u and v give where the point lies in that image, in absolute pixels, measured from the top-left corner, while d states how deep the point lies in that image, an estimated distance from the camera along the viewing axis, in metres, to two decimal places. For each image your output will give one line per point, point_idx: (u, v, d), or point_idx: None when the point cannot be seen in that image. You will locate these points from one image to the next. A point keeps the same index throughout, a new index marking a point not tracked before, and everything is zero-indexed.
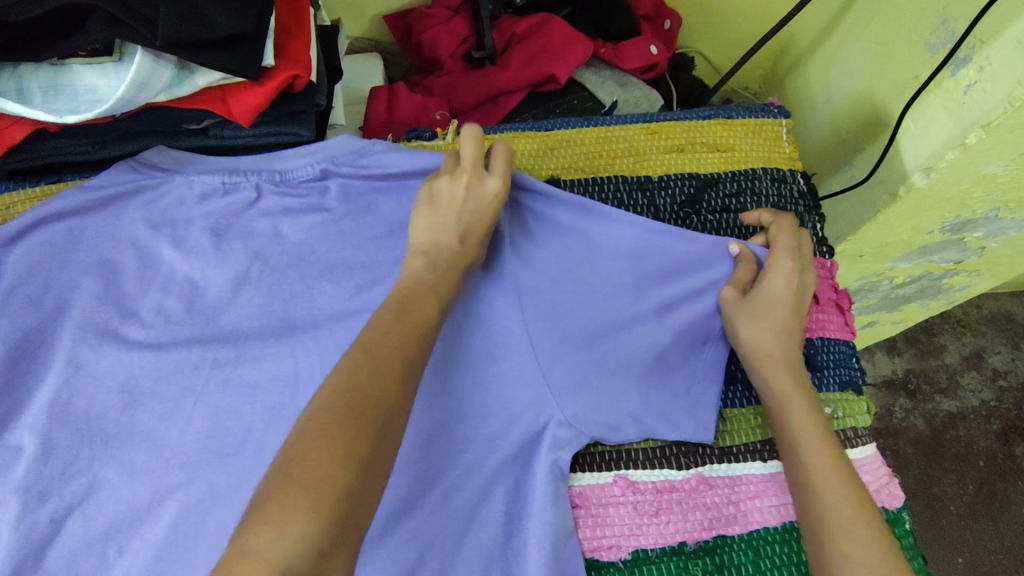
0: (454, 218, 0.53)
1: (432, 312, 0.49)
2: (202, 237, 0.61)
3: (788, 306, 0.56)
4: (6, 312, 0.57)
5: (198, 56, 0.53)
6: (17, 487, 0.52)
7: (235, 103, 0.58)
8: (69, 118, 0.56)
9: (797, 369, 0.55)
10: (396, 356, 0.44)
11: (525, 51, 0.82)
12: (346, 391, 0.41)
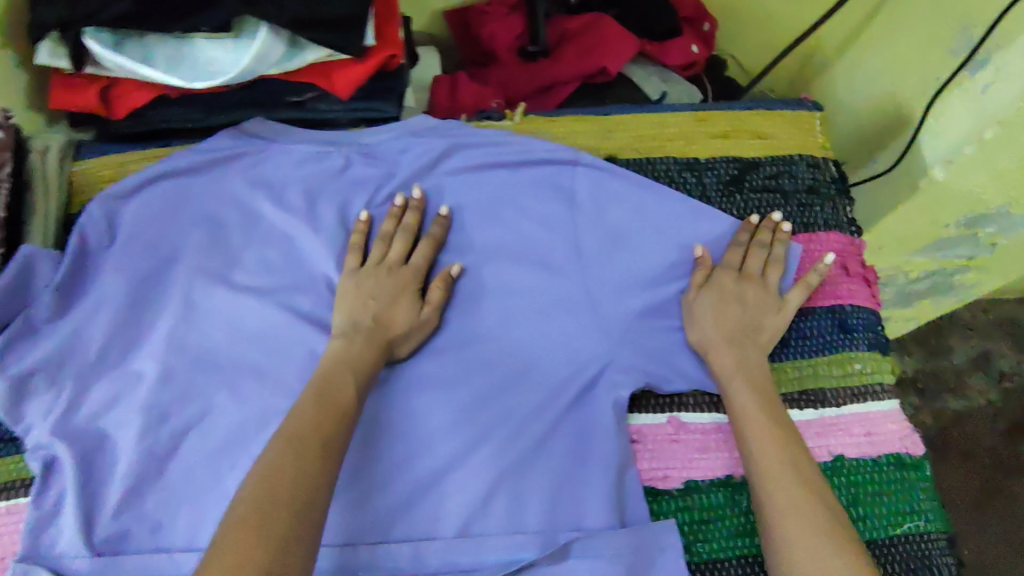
0: (370, 305, 0.62)
1: (351, 393, 0.56)
2: (298, 197, 0.68)
3: (732, 300, 0.64)
4: (126, 254, 0.64)
5: (316, 33, 0.61)
6: (140, 407, 0.59)
7: (338, 78, 0.66)
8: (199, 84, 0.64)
9: (756, 358, 0.62)
10: (317, 436, 0.51)
11: (578, 46, 0.89)
12: (269, 478, 0.48)
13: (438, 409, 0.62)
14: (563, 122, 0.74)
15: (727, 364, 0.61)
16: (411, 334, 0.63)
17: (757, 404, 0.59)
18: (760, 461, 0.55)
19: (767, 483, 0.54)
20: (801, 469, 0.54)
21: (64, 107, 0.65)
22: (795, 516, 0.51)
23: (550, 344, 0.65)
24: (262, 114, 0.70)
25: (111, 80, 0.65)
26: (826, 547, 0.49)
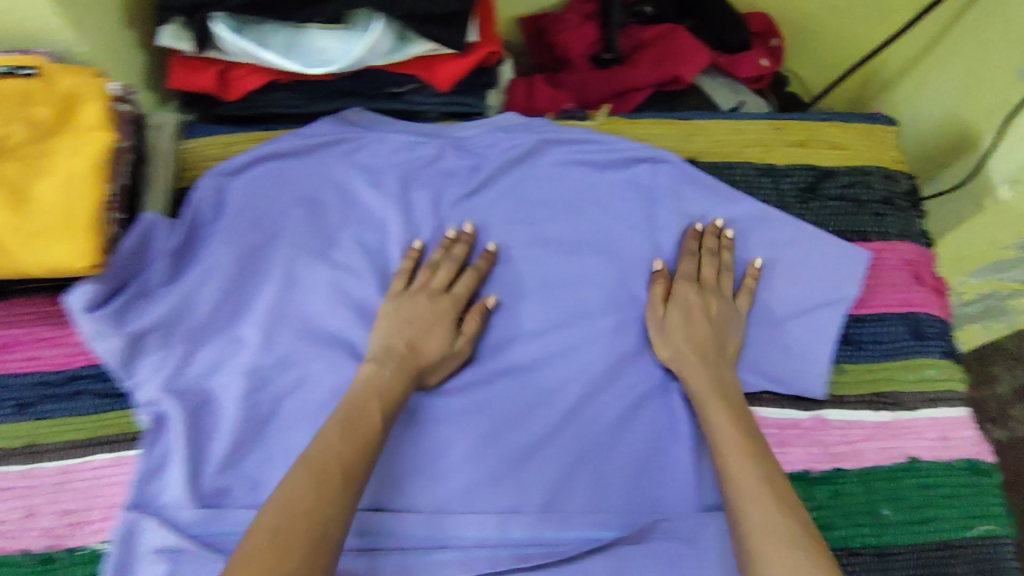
0: (404, 331, 0.62)
1: (375, 424, 0.56)
2: (392, 183, 0.71)
3: (698, 316, 0.65)
4: (232, 229, 0.67)
5: (426, 27, 0.65)
6: (244, 371, 0.62)
7: (439, 71, 0.70)
8: (315, 71, 0.67)
9: (725, 375, 0.63)
10: (340, 470, 0.51)
11: (654, 54, 0.93)
12: (285, 512, 0.48)
13: (522, 391, 0.65)
14: (645, 125, 0.76)
15: (701, 383, 0.62)
16: (443, 363, 0.63)
17: (733, 426, 0.58)
18: (735, 479, 0.54)
19: (740, 503, 0.53)
20: (775, 487, 0.53)
21: (182, 87, 0.70)
22: (771, 533, 0.50)
23: (629, 339, 0.67)
24: (362, 104, 0.75)
25: (226, 64, 0.69)
26: (803, 562, 0.48)
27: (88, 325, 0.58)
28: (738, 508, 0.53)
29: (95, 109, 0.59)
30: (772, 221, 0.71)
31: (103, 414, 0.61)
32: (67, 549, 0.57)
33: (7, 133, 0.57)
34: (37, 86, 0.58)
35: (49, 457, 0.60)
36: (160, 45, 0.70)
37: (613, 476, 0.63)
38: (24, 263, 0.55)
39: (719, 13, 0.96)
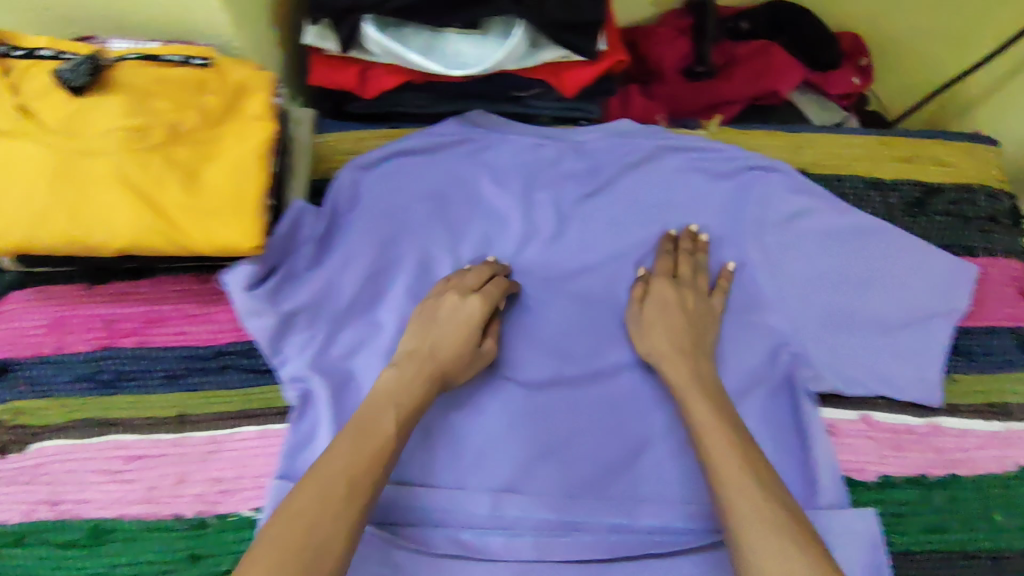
0: (434, 333, 0.63)
1: (387, 427, 0.55)
2: (518, 184, 0.75)
3: (675, 307, 0.66)
4: (368, 220, 0.71)
5: (563, 34, 0.69)
6: (383, 353, 0.66)
7: (567, 78, 0.73)
8: (455, 72, 0.71)
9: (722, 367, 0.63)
10: (346, 478, 0.50)
11: (749, 68, 0.94)
12: (288, 524, 0.47)
13: (645, 389, 0.68)
14: (757, 136, 0.79)
15: (682, 374, 0.62)
16: (467, 366, 0.63)
17: (716, 420, 0.58)
18: (719, 471, 0.54)
19: (724, 495, 0.53)
20: (756, 475, 0.53)
21: (321, 83, 0.74)
22: (756, 522, 0.50)
23: (746, 342, 0.68)
24: (484, 106, 0.78)
25: (365, 64, 0.73)
26: (788, 548, 0.48)
27: (243, 300, 0.62)
28: (725, 500, 0.52)
29: (262, 99, 0.63)
30: (884, 231, 0.73)
31: (250, 389, 0.65)
32: (217, 516, 0.61)
33: (182, 120, 0.61)
34: (211, 78, 0.62)
35: (198, 428, 0.63)
36: (301, 42, 0.74)
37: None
38: (199, 242, 0.60)
39: (812, 32, 0.97)
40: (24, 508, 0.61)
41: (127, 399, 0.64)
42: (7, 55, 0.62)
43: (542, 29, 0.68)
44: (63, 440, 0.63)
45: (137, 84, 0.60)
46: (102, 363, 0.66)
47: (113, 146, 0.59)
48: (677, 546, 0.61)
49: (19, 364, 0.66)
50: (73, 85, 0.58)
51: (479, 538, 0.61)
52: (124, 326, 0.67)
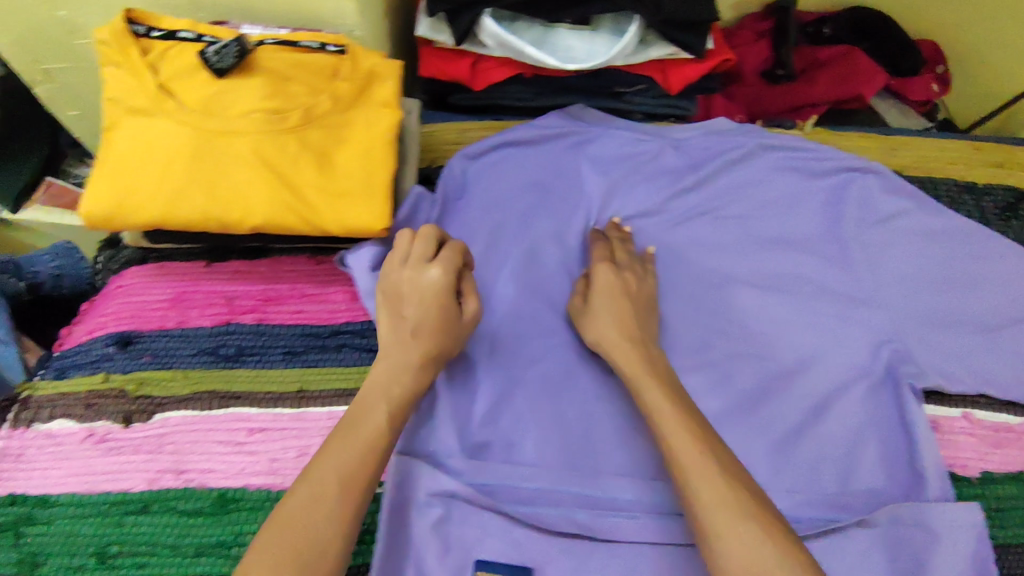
0: (410, 315, 0.59)
1: (378, 423, 0.53)
2: (620, 178, 0.76)
3: (620, 293, 0.65)
4: (480, 208, 0.74)
5: (676, 32, 0.70)
6: (498, 334, 0.69)
7: (672, 75, 0.76)
8: (569, 66, 0.73)
9: (621, 344, 0.62)
10: (338, 479, 0.49)
11: (832, 73, 0.97)
12: (286, 529, 0.46)
13: (743, 383, 0.69)
14: (852, 137, 0.82)
15: (630, 362, 0.60)
16: (455, 333, 0.60)
17: (671, 407, 0.56)
18: (679, 461, 0.52)
19: (687, 484, 0.51)
20: (711, 457, 0.51)
21: (431, 73, 0.76)
22: (718, 508, 0.48)
23: (843, 337, 0.71)
24: (584, 100, 0.80)
25: (477, 57, 0.75)
26: (754, 531, 0.47)
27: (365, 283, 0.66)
28: (686, 488, 0.51)
29: (391, 86, 0.65)
30: (979, 233, 0.75)
31: (365, 366, 0.68)
32: None
33: (316, 104, 0.62)
34: (344, 63, 0.63)
35: (317, 403, 0.65)
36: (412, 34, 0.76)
37: (834, 458, 0.66)
38: (331, 224, 0.62)
39: (894, 39, 1.00)
40: (150, 476, 0.62)
41: (247, 373, 0.67)
42: (145, 34, 0.63)
43: (656, 25, 0.70)
44: (186, 412, 0.65)
45: (277, 68, 0.62)
46: (222, 338, 0.68)
47: (253, 127, 0.60)
48: None
49: (142, 337, 0.68)
50: (216, 67, 0.60)
51: (589, 518, 0.61)
52: (243, 304, 0.70)
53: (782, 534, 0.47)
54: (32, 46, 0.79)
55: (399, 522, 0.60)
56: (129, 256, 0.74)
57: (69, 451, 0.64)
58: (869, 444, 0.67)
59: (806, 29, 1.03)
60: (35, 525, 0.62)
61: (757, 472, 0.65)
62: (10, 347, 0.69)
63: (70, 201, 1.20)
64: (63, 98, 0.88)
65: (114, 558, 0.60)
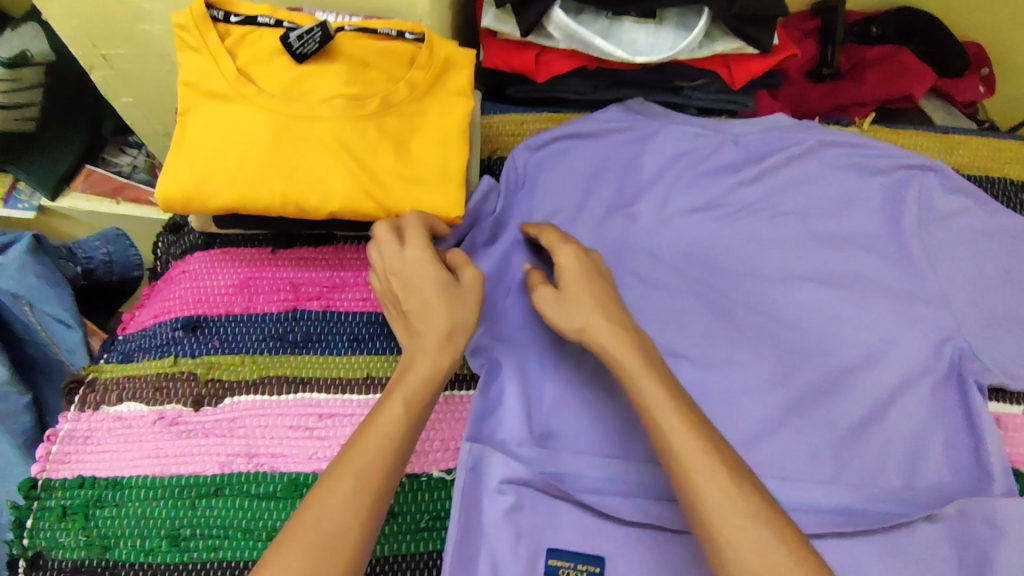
0: (411, 296, 0.57)
1: (395, 417, 0.51)
2: (683, 172, 0.76)
3: (588, 275, 0.62)
4: (543, 202, 0.74)
5: (746, 27, 0.71)
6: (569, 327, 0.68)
7: (737, 70, 0.76)
8: (638, 58, 0.73)
9: (598, 330, 0.58)
10: (355, 475, 0.47)
11: (880, 72, 0.96)
12: (306, 530, 0.45)
13: (805, 377, 0.68)
14: (910, 135, 0.83)
15: (617, 354, 0.57)
16: (460, 306, 0.57)
17: (671, 404, 0.53)
18: (685, 463, 0.49)
19: (692, 491, 0.48)
20: (718, 459, 0.49)
21: (495, 66, 0.77)
22: (730, 518, 0.46)
23: (910, 333, 0.70)
24: (643, 94, 0.81)
25: (542, 49, 0.76)
26: (768, 539, 0.45)
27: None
28: (694, 495, 0.48)
29: (465, 76, 0.65)
30: None
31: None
32: (410, 474, 0.63)
33: (393, 91, 0.63)
34: (423, 52, 0.64)
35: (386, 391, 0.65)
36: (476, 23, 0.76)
37: (899, 452, 0.66)
38: (405, 210, 0.62)
39: (939, 40, 1.00)
40: (221, 460, 0.62)
41: (315, 359, 0.67)
42: (225, 19, 0.63)
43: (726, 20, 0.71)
44: (256, 397, 0.65)
45: (357, 56, 0.63)
46: (290, 323, 0.69)
47: (333, 113, 0.61)
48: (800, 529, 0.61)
49: (210, 321, 0.69)
50: (298, 52, 0.61)
51: (662, 511, 0.60)
52: (309, 290, 0.70)
53: (795, 540, 0.46)
54: (95, 31, 0.79)
55: (470, 511, 0.60)
56: (194, 242, 0.74)
57: (139, 434, 0.64)
58: (934, 433, 0.67)
59: (852, 28, 1.03)
60: (106, 507, 0.62)
61: (824, 466, 0.64)
62: (76, 330, 0.75)
63: (109, 188, 1.20)
64: (118, 84, 0.88)
65: (187, 541, 0.60)
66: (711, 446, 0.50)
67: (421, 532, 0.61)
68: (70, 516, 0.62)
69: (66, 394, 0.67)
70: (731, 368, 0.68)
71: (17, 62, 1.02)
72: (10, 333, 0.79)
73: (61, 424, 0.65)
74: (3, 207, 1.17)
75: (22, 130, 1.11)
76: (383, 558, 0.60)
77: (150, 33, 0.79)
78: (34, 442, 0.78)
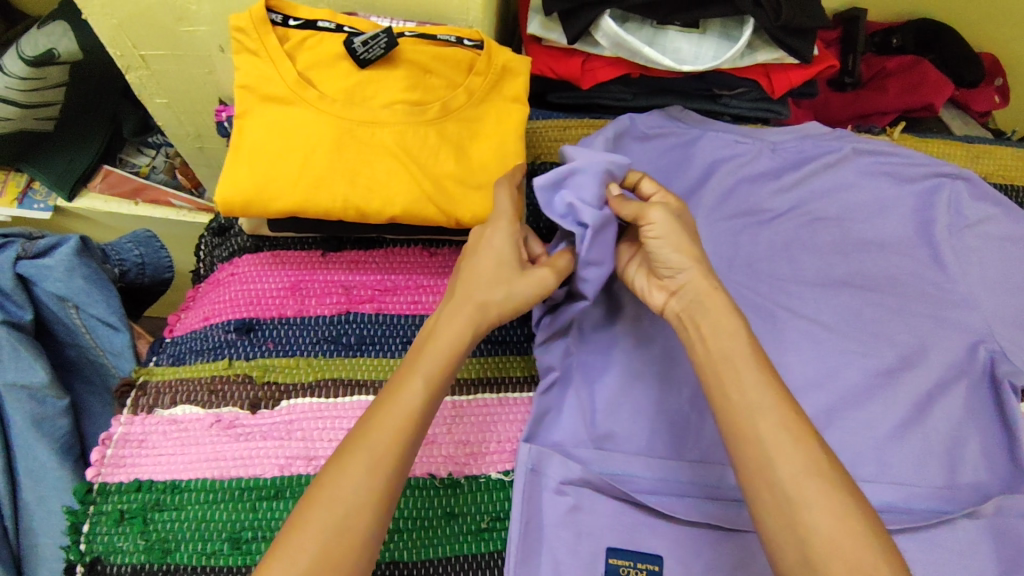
0: (482, 262, 0.58)
1: (415, 395, 0.53)
2: (723, 179, 0.78)
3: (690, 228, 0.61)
4: None
5: (789, 38, 0.73)
6: (623, 331, 0.69)
7: (777, 79, 0.80)
8: (685, 67, 0.75)
9: (697, 276, 0.57)
10: (371, 454, 0.50)
11: (902, 82, 0.98)
12: (326, 503, 0.47)
13: (851, 379, 0.69)
14: (938, 144, 0.86)
15: (711, 305, 0.56)
16: (514, 292, 0.57)
17: (750, 356, 0.54)
18: (761, 420, 0.50)
19: (770, 452, 0.49)
20: (793, 427, 0.50)
21: (541, 71, 0.80)
22: (802, 484, 0.47)
23: (948, 335, 0.72)
24: (683, 102, 0.82)
25: (587, 56, 0.79)
26: (845, 505, 0.47)
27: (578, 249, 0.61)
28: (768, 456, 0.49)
29: (522, 82, 0.66)
30: None
31: (485, 356, 0.71)
32: (469, 475, 0.64)
33: (453, 97, 0.64)
34: (481, 58, 0.65)
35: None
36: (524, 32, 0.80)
37: (941, 452, 0.67)
38: (464, 215, 0.63)
39: (954, 53, 1.01)
40: (280, 463, 0.62)
41: (370, 361, 0.68)
42: (284, 24, 0.63)
43: (771, 32, 0.73)
44: (313, 399, 0.65)
45: (417, 61, 0.63)
46: (343, 326, 0.70)
47: (395, 118, 0.63)
48: None
49: (263, 323, 0.70)
50: (362, 57, 0.62)
51: (717, 510, 0.61)
52: (362, 292, 0.72)
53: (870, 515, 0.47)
54: (135, 32, 0.78)
55: (532, 513, 0.61)
56: (242, 244, 0.75)
57: (196, 437, 0.64)
58: (971, 433, 0.68)
59: (873, 39, 1.06)
60: (164, 511, 0.61)
61: (868, 464, 0.66)
62: (123, 332, 0.77)
63: (128, 189, 1.19)
64: (154, 85, 0.88)
65: (248, 543, 0.59)
66: (790, 416, 0.51)
67: (482, 532, 0.62)
68: (127, 520, 0.61)
69: (119, 397, 0.68)
70: (779, 370, 0.69)
71: (42, 62, 0.98)
72: (50, 336, 0.79)
73: (115, 428, 0.65)
74: (19, 208, 1.16)
75: (42, 129, 1.09)
76: (446, 559, 0.61)
77: (192, 35, 0.79)
78: (69, 446, 0.78)
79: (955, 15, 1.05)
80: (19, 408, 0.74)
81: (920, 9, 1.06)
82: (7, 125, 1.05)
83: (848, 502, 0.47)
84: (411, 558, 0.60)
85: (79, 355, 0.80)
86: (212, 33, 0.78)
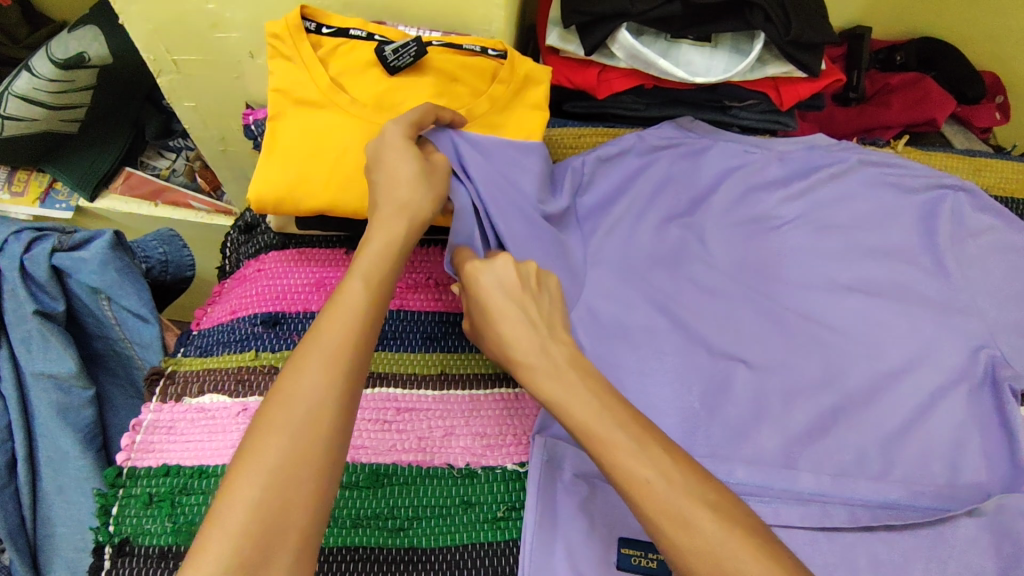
0: (394, 166, 0.59)
1: (356, 294, 0.53)
2: (731, 188, 0.82)
3: (510, 297, 0.57)
4: (612, 208, 0.80)
5: (797, 52, 0.77)
6: (636, 330, 0.72)
7: (785, 92, 0.83)
8: (697, 79, 0.78)
9: (555, 377, 0.53)
10: (321, 350, 0.50)
11: (904, 98, 1.01)
12: (286, 401, 0.48)
13: (852, 381, 0.72)
14: (942, 157, 0.89)
15: (564, 380, 0.53)
16: (427, 189, 0.60)
17: (616, 425, 0.50)
18: (663, 493, 0.47)
19: (684, 520, 0.46)
20: (697, 483, 0.48)
21: (559, 82, 0.84)
22: (703, 553, 0.45)
23: (950, 338, 0.74)
24: (692, 113, 0.86)
25: (603, 67, 0.82)
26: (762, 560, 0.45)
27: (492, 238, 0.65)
28: (685, 517, 0.46)
29: (542, 90, 0.70)
30: None
31: None
32: (485, 466, 0.66)
33: (477, 105, 0.68)
34: (504, 68, 0.68)
35: (458, 386, 0.71)
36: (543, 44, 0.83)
37: (941, 452, 0.69)
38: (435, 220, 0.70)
39: (957, 71, 1.05)
40: None
41: (389, 354, 0.73)
42: (317, 31, 0.67)
43: (781, 46, 0.76)
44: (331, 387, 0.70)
45: (444, 69, 0.67)
46: None
47: None
48: (853, 523, 0.63)
49: (289, 317, 0.73)
50: (393, 65, 0.65)
51: None
52: None
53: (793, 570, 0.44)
54: (168, 37, 0.81)
55: (547, 501, 0.63)
56: (269, 241, 0.79)
57: (223, 425, 0.66)
58: (973, 435, 0.70)
59: (877, 56, 1.09)
60: (191, 494, 0.62)
61: (869, 463, 0.68)
62: (152, 324, 0.80)
63: (148, 190, 1.22)
64: (182, 89, 0.91)
65: None
66: (680, 478, 0.48)
67: (498, 521, 0.64)
68: (156, 503, 0.62)
69: (147, 385, 0.70)
70: (784, 372, 0.71)
71: (71, 63, 1.02)
72: (79, 327, 0.81)
73: (145, 415, 0.67)
74: (40, 207, 1.19)
75: (66, 130, 1.12)
76: (465, 545, 0.62)
77: (223, 41, 0.82)
78: (91, 435, 0.79)
79: (959, 33, 1.08)
80: (44, 396, 0.76)
81: (925, 29, 1.10)
82: (32, 126, 1.07)
83: (771, 545, 0.46)
84: (430, 544, 0.62)
85: (105, 347, 0.83)
86: (243, 39, 0.81)
